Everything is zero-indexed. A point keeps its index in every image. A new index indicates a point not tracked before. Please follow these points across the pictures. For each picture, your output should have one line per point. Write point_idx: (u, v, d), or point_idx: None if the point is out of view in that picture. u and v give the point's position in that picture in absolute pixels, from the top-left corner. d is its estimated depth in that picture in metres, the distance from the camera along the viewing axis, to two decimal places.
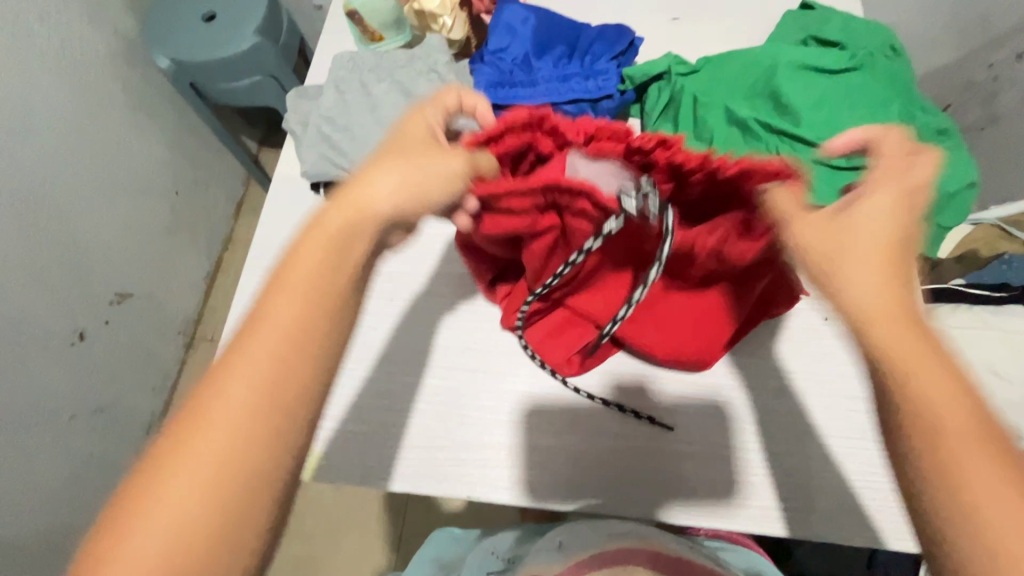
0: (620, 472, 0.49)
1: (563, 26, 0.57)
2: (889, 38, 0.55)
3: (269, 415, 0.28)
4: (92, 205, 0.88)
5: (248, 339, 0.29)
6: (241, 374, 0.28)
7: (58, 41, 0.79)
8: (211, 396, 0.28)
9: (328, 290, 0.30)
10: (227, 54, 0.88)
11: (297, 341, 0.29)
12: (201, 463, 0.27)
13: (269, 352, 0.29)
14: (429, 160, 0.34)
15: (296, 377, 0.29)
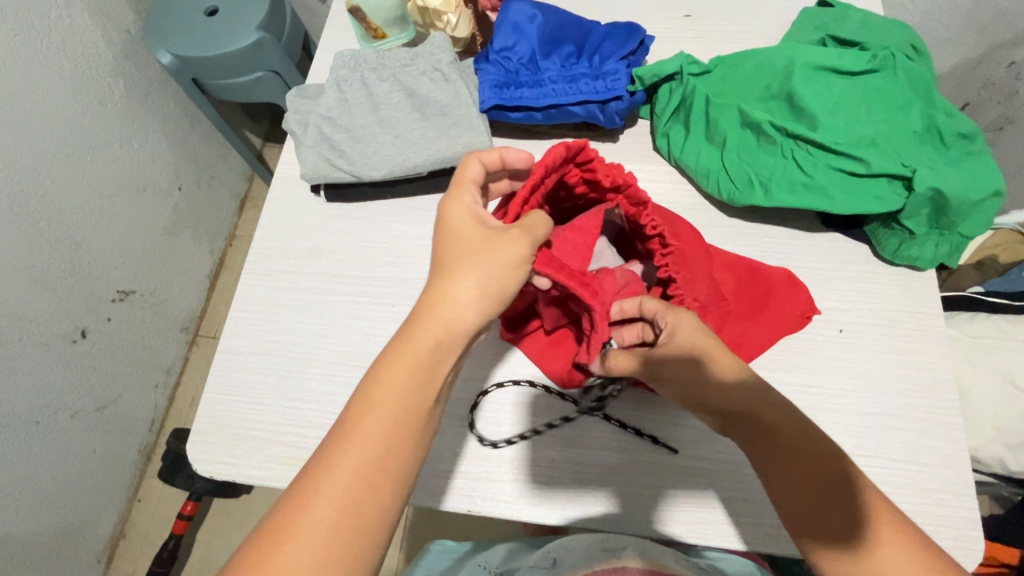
0: (624, 486, 0.48)
1: (572, 24, 0.55)
2: (911, 38, 0.53)
3: (381, 482, 0.30)
4: (93, 202, 0.87)
5: (336, 457, 0.30)
6: (354, 448, 0.30)
7: (58, 37, 0.77)
8: (330, 468, 0.30)
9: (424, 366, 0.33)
10: (230, 51, 0.87)
11: (406, 412, 0.32)
12: (317, 531, 0.28)
13: (381, 428, 0.31)
14: (502, 250, 0.35)
15: (378, 497, 0.30)
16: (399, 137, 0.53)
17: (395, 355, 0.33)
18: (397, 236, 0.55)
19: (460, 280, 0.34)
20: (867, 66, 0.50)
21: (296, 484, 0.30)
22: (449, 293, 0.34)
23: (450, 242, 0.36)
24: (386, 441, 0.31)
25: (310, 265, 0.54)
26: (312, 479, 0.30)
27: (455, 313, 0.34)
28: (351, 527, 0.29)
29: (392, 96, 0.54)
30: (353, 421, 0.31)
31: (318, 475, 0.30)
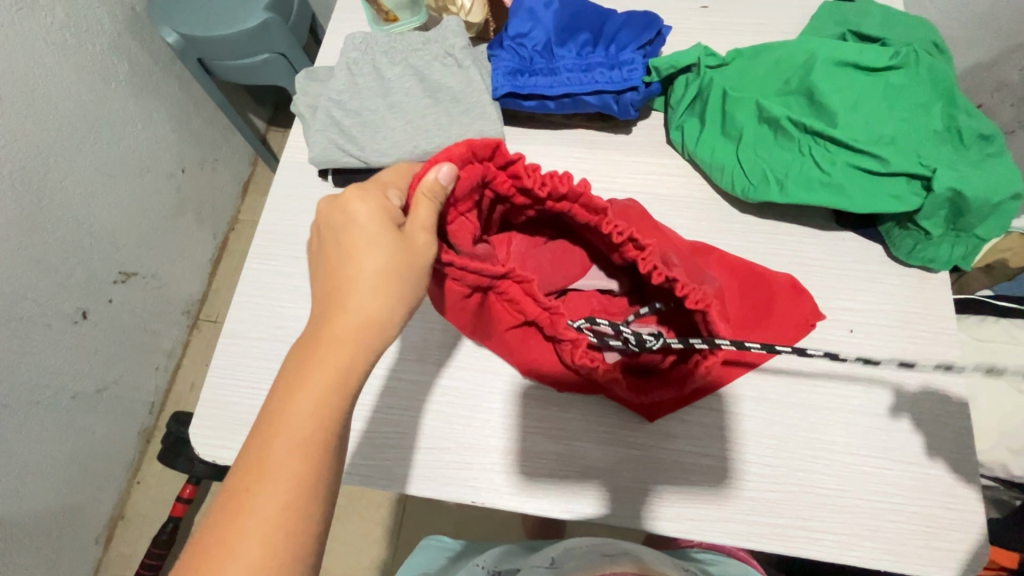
0: (630, 482, 0.48)
1: (588, 10, 0.53)
2: (932, 35, 0.52)
3: (313, 482, 0.31)
4: (96, 183, 0.86)
5: (288, 401, 0.32)
6: (280, 451, 0.31)
7: (63, 14, 0.76)
8: (284, 408, 0.32)
9: (342, 377, 0.33)
10: (236, 32, 0.85)
11: (327, 425, 0.32)
12: (282, 465, 0.30)
13: (300, 441, 0.31)
14: (377, 231, 0.35)
15: (327, 426, 0.32)
16: (410, 123, 0.52)
17: (312, 362, 0.32)
18: None
19: (361, 261, 0.34)
20: (888, 62, 0.50)
21: (221, 500, 0.30)
22: (359, 269, 0.34)
23: (351, 248, 0.35)
24: (307, 447, 0.31)
25: None
26: (250, 485, 0.30)
27: (368, 324, 0.34)
28: (313, 450, 0.31)
29: (404, 80, 0.53)
30: (304, 368, 0.33)
31: (249, 483, 0.30)
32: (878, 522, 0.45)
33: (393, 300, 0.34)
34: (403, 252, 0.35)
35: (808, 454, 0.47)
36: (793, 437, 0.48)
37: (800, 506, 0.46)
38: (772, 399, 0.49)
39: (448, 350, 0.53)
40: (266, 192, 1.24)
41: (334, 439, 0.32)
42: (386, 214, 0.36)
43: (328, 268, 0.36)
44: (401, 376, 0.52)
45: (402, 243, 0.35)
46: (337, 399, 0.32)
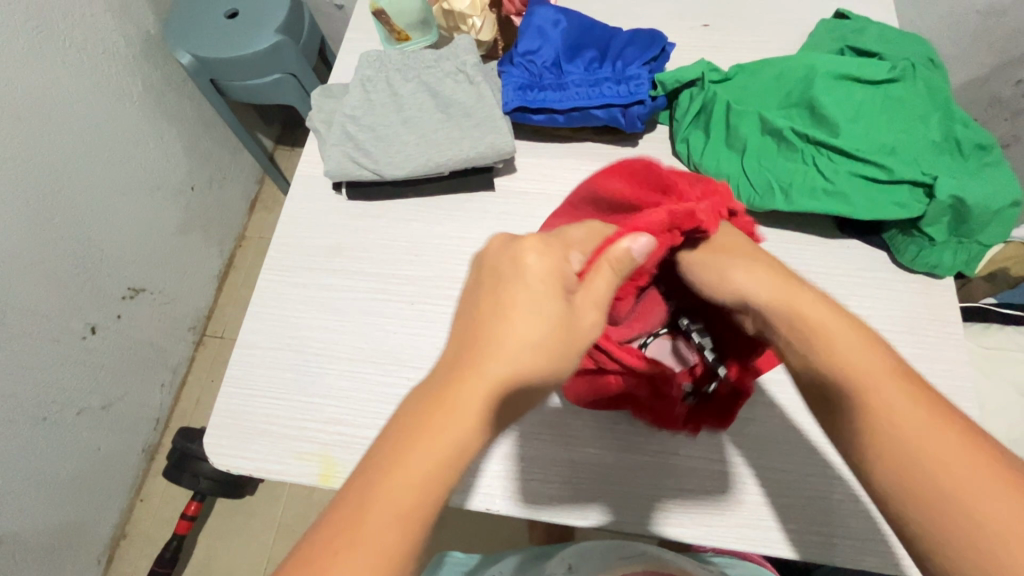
0: (640, 488, 0.48)
1: (595, 28, 0.55)
2: (928, 50, 0.54)
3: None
4: (108, 200, 0.88)
5: (394, 466, 0.27)
6: (372, 532, 0.25)
7: (80, 37, 0.79)
8: (391, 476, 0.26)
9: (452, 462, 0.28)
10: (249, 53, 0.88)
11: (428, 521, 0.26)
12: (372, 551, 0.25)
13: (394, 523, 0.26)
14: (539, 291, 0.32)
15: (428, 515, 0.26)
16: (423, 137, 0.53)
17: (434, 424, 0.28)
18: (416, 234, 0.55)
19: (516, 321, 0.31)
20: (887, 75, 0.51)
21: None
22: (512, 330, 0.31)
23: (510, 301, 0.32)
24: (401, 545, 0.25)
25: (330, 262, 0.55)
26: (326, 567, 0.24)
27: (503, 396, 0.29)
28: (408, 545, 0.26)
29: (417, 96, 0.55)
30: (421, 427, 0.28)
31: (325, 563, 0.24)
32: (893, 527, 0.45)
33: (530, 382, 0.30)
34: (559, 322, 0.32)
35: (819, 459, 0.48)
36: (805, 442, 0.48)
37: (814, 512, 0.46)
38: (782, 405, 0.50)
39: None
40: (273, 209, 1.26)
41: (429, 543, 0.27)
42: (558, 272, 0.33)
43: (472, 318, 0.32)
44: None
45: (567, 311, 0.32)
46: (445, 484, 0.27)
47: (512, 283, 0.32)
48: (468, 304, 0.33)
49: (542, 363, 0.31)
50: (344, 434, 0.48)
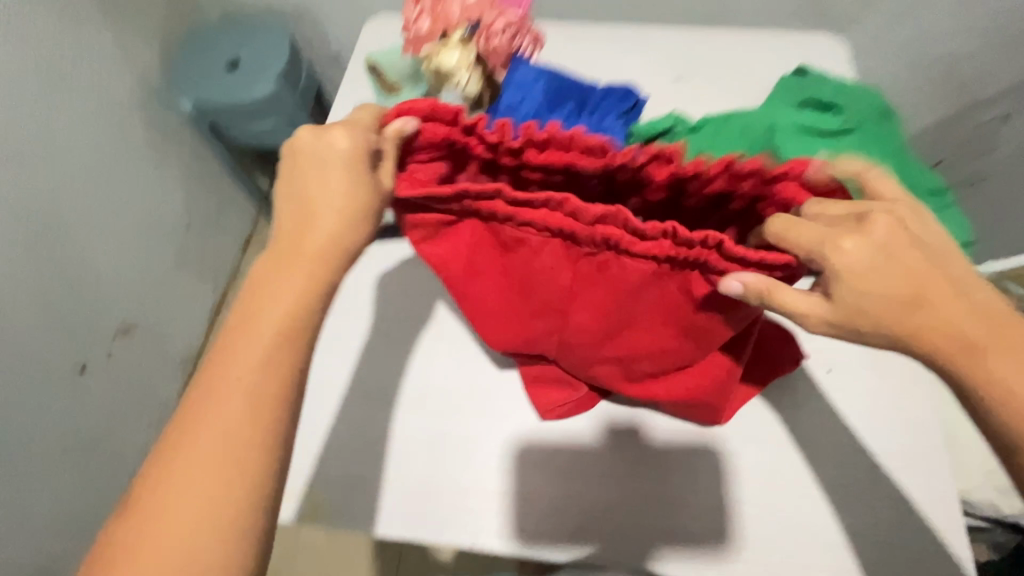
0: (620, 522, 0.49)
1: (573, 84, 0.59)
2: (881, 102, 0.58)
3: (255, 418, 0.33)
4: (106, 239, 0.90)
5: (238, 342, 0.34)
6: (229, 382, 0.34)
7: (87, 86, 0.83)
8: (236, 345, 0.34)
9: (292, 326, 0.35)
10: (250, 101, 0.93)
11: (281, 380, 0.34)
12: (232, 403, 0.33)
13: (245, 380, 0.34)
14: (326, 170, 0.36)
15: (276, 372, 0.34)
16: None
17: (258, 303, 0.35)
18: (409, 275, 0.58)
19: (318, 203, 0.36)
20: (839, 127, 0.56)
21: (163, 454, 0.33)
22: (313, 212, 0.36)
23: (311, 174, 0.37)
24: (259, 396, 0.34)
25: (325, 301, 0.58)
26: (199, 417, 0.33)
27: (322, 256, 0.36)
28: (263, 392, 0.34)
29: None
30: (257, 305, 0.35)
31: (199, 414, 0.33)
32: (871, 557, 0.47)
33: (343, 246, 0.36)
34: (360, 188, 0.37)
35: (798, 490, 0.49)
36: (783, 474, 0.50)
37: (793, 541, 0.47)
38: (761, 437, 0.51)
39: (447, 395, 0.54)
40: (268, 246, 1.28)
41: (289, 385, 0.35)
42: (324, 151, 0.36)
43: (281, 210, 0.37)
44: (403, 420, 0.53)
45: (358, 182, 0.36)
46: (287, 340, 0.35)
47: (310, 185, 0.36)
48: (281, 191, 0.38)
49: (347, 222, 0.36)
50: None
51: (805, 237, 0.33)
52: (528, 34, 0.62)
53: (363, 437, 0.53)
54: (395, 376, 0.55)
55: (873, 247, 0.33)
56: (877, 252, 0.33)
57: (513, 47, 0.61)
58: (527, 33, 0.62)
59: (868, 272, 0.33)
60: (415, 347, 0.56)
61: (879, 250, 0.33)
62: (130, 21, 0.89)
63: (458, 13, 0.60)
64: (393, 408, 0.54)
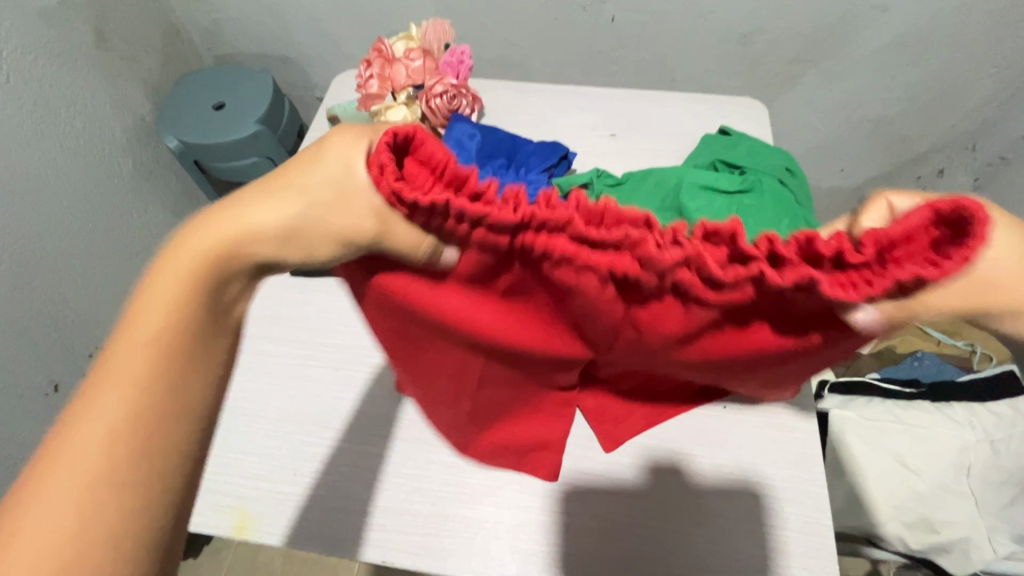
0: (574, 549, 0.51)
1: (505, 140, 0.66)
2: (785, 163, 0.66)
3: (174, 387, 0.26)
4: (88, 265, 0.95)
5: (138, 307, 0.27)
6: (133, 339, 0.26)
7: (80, 123, 0.90)
8: (158, 276, 0.27)
9: (195, 300, 0.27)
10: (229, 139, 1.00)
11: (189, 350, 0.27)
12: (131, 368, 0.26)
13: (147, 343, 0.26)
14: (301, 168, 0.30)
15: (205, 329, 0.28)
16: None
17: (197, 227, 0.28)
18: (349, 308, 0.63)
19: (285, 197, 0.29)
20: (739, 186, 0.61)
21: (38, 457, 0.24)
22: (301, 177, 0.30)
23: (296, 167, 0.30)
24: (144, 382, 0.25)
25: (269, 330, 0.62)
26: (106, 373, 0.25)
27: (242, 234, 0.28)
28: (178, 360, 0.26)
29: None
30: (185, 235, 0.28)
31: (92, 384, 0.25)
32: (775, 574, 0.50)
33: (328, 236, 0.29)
34: (335, 220, 0.29)
35: (709, 517, 0.52)
36: (680, 502, 0.53)
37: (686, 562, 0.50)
38: (680, 468, 0.54)
39: (373, 424, 0.56)
40: None
41: (209, 377, 0.27)
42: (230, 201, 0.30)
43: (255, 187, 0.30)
44: (329, 444, 0.55)
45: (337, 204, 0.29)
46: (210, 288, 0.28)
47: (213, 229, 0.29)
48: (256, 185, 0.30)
49: (257, 249, 0.29)
50: (266, 491, 0.53)
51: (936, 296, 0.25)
52: (468, 94, 0.68)
53: (288, 460, 0.55)
54: (327, 401, 0.57)
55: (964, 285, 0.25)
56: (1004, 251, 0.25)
57: (454, 106, 0.67)
58: (468, 94, 0.68)
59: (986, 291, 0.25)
60: (350, 376, 0.59)
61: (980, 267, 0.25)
62: (127, 66, 0.98)
63: (403, 75, 0.67)
64: (320, 432, 0.56)
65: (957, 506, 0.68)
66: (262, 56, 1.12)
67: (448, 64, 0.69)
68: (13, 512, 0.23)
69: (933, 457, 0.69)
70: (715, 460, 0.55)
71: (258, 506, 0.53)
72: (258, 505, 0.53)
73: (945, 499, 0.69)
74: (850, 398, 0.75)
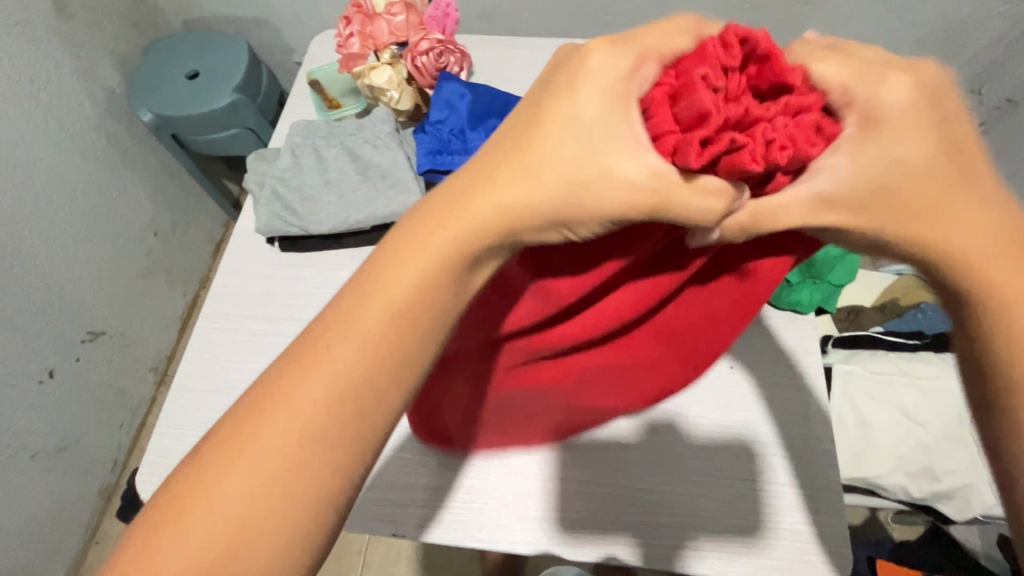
0: (580, 511, 0.52)
1: (497, 99, 0.62)
2: None
3: (327, 430, 0.28)
4: (70, 249, 0.93)
5: (327, 347, 0.29)
6: (310, 385, 0.29)
7: (46, 98, 0.85)
8: (351, 319, 0.30)
9: (364, 351, 0.29)
10: (206, 110, 0.95)
11: (347, 408, 0.29)
12: (302, 408, 0.28)
13: (319, 388, 0.29)
14: (611, 181, 0.28)
15: (357, 396, 0.29)
16: (344, 197, 0.60)
17: (387, 279, 0.30)
18: (343, 283, 0.61)
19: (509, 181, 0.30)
20: None
21: (219, 443, 0.28)
22: (503, 191, 0.30)
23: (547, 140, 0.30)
24: (376, 348, 0.29)
25: (262, 309, 0.60)
26: (267, 392, 0.29)
27: (392, 324, 0.29)
28: (326, 420, 0.28)
29: (339, 160, 0.62)
30: (377, 281, 0.30)
31: (266, 406, 0.29)
32: (783, 528, 0.50)
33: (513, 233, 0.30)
34: (361, 367, 0.29)
35: (714, 474, 0.53)
36: (680, 465, 0.54)
37: (693, 524, 0.51)
38: (688, 431, 0.55)
39: None
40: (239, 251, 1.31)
41: (351, 440, 0.29)
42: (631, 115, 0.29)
43: (467, 220, 0.30)
44: None
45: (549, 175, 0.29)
46: (374, 362, 0.29)
47: (512, 188, 0.29)
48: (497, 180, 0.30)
49: (304, 469, 0.28)
50: None
51: (774, 203, 0.29)
52: (456, 50, 0.64)
53: None
54: None
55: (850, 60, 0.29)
56: (856, 158, 0.28)
57: (442, 64, 0.63)
58: (456, 50, 0.64)
59: (840, 196, 0.28)
60: None
61: (854, 139, 0.28)
62: (92, 34, 0.92)
63: (386, 32, 0.63)
64: None
65: (959, 455, 0.69)
66: (235, 19, 1.06)
67: (433, 18, 0.65)
68: (177, 501, 0.27)
69: (936, 408, 0.70)
70: (722, 422, 0.55)
71: None
72: None
73: (950, 449, 0.69)
74: (853, 352, 0.75)
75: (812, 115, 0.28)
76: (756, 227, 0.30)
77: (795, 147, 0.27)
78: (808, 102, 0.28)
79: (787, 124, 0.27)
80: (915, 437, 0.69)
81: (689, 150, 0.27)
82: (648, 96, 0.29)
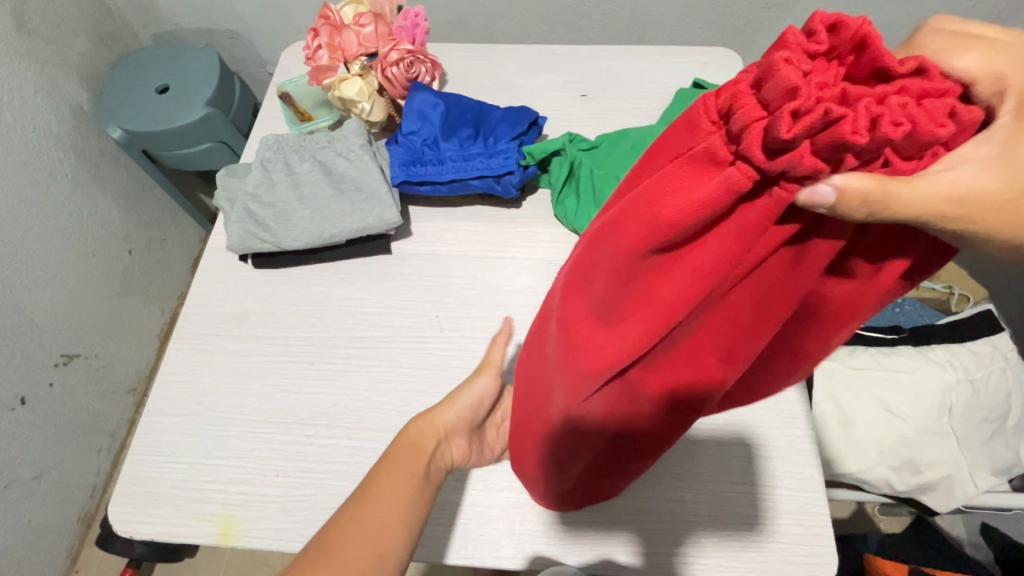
0: (570, 519, 0.52)
1: (470, 109, 0.62)
2: None
3: (408, 515, 0.40)
4: (40, 270, 0.90)
5: (397, 461, 0.42)
6: (392, 483, 0.41)
7: (9, 117, 0.83)
8: (405, 450, 0.44)
9: (418, 471, 0.43)
10: (177, 125, 0.93)
11: (415, 504, 0.41)
12: (388, 499, 0.40)
13: (401, 486, 0.41)
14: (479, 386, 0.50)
15: (418, 500, 0.41)
16: (317, 212, 0.59)
17: (418, 435, 0.45)
18: (319, 298, 0.60)
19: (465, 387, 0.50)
20: None
21: (327, 533, 0.38)
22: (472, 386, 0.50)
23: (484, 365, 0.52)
24: (422, 471, 0.43)
25: (237, 328, 0.59)
26: (367, 493, 0.40)
27: (427, 455, 0.44)
28: (404, 510, 0.40)
29: (312, 174, 0.61)
30: (415, 429, 0.46)
31: (365, 500, 0.40)
32: (774, 524, 0.50)
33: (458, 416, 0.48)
34: (416, 480, 0.42)
35: (702, 474, 0.53)
36: (667, 467, 0.53)
37: (681, 530, 0.51)
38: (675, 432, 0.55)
39: (354, 415, 0.54)
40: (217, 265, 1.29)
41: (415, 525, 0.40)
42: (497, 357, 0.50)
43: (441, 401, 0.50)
44: (309, 440, 0.53)
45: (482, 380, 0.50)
46: (428, 480, 0.43)
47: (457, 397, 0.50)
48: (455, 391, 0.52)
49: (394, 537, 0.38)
50: (246, 494, 0.51)
51: (920, 187, 0.22)
52: (427, 60, 0.63)
53: (269, 459, 0.52)
54: (303, 396, 0.55)
55: (1001, 47, 0.24)
56: (1003, 159, 0.22)
57: (413, 74, 0.62)
58: (427, 60, 0.63)
59: (978, 197, 0.22)
60: (325, 368, 0.56)
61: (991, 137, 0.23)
62: (55, 50, 0.89)
63: (355, 43, 0.63)
64: (298, 428, 0.54)
65: (941, 446, 0.69)
66: (205, 31, 1.04)
67: (402, 29, 0.64)
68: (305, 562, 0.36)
69: (916, 401, 0.70)
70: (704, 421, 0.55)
71: (240, 508, 0.51)
72: (240, 507, 0.51)
73: (931, 440, 0.70)
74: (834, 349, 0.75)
75: (946, 101, 0.23)
76: (871, 204, 0.22)
77: (913, 130, 0.22)
78: (941, 90, 0.23)
79: (906, 103, 0.22)
80: (896, 430, 0.70)
81: (754, 142, 0.22)
82: (728, 91, 0.23)
